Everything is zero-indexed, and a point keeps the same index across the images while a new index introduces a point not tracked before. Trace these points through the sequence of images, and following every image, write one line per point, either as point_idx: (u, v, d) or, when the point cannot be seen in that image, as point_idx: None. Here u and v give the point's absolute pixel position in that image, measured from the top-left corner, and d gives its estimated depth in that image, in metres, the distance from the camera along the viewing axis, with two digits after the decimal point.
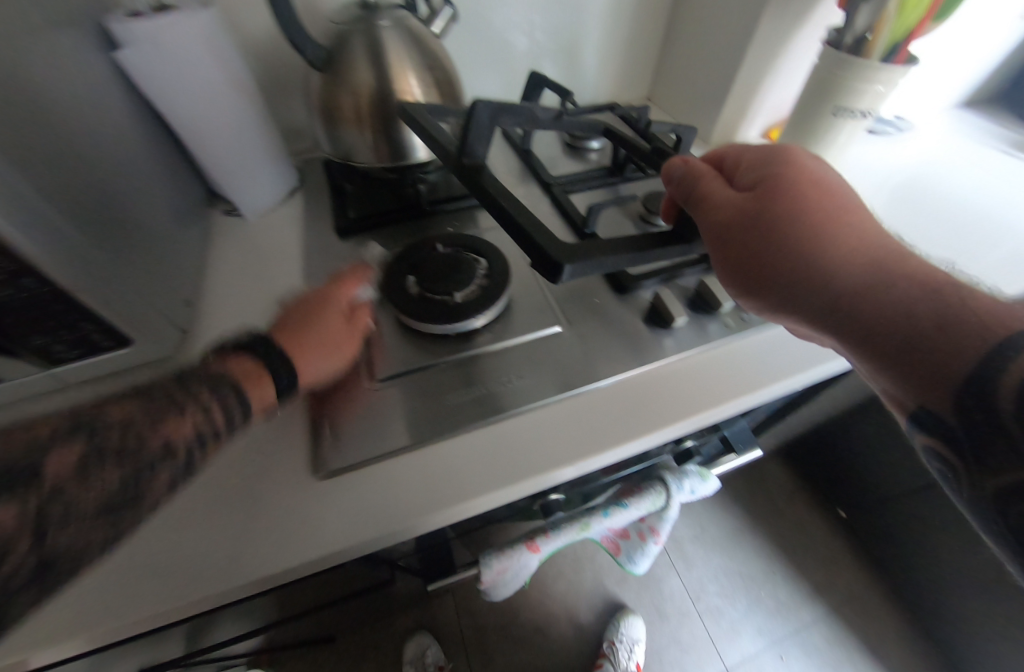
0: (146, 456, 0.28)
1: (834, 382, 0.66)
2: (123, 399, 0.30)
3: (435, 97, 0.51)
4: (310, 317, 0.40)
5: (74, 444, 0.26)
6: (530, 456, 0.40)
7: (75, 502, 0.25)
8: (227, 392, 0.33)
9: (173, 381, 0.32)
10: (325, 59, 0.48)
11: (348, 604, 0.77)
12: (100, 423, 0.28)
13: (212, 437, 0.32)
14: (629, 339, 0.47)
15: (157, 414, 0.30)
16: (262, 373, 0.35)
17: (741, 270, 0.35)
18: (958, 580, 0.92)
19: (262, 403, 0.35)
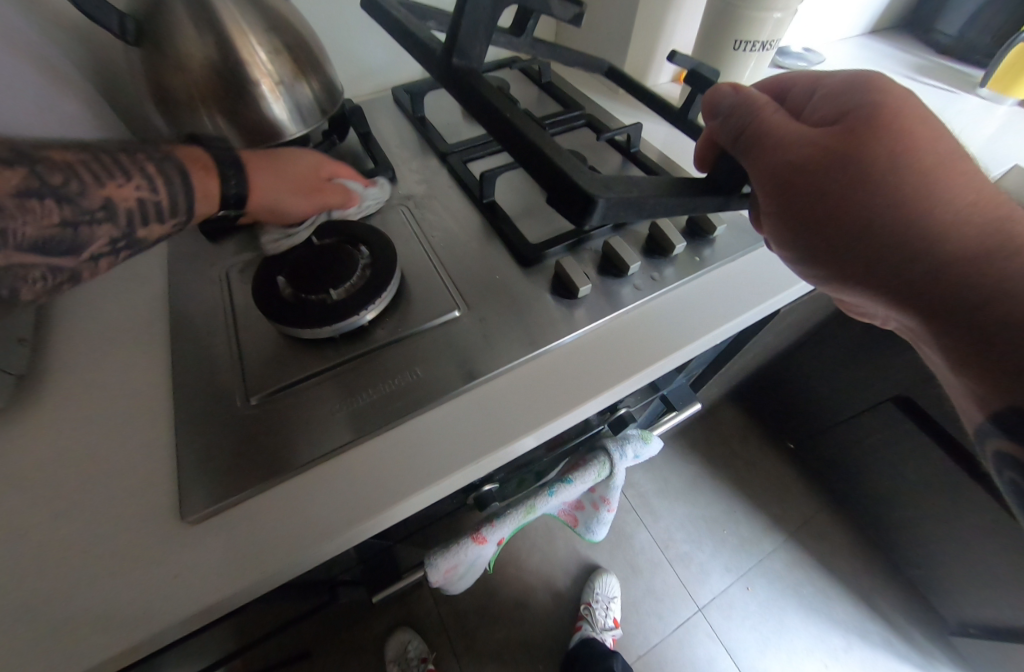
0: (86, 207, 0.31)
1: (762, 328, 0.66)
2: (65, 149, 0.32)
3: (287, 65, 0.44)
4: (285, 165, 0.45)
5: (17, 171, 0.28)
6: (454, 455, 0.37)
7: (16, 228, 0.28)
8: (173, 173, 0.36)
9: (119, 148, 0.34)
10: (141, 30, 0.40)
11: (309, 621, 0.74)
12: (41, 161, 0.30)
13: (153, 213, 0.35)
14: (536, 315, 0.44)
15: (99, 174, 0.32)
16: (209, 165, 0.39)
17: (815, 226, 0.33)
18: (898, 492, 0.98)
19: (204, 191, 0.38)
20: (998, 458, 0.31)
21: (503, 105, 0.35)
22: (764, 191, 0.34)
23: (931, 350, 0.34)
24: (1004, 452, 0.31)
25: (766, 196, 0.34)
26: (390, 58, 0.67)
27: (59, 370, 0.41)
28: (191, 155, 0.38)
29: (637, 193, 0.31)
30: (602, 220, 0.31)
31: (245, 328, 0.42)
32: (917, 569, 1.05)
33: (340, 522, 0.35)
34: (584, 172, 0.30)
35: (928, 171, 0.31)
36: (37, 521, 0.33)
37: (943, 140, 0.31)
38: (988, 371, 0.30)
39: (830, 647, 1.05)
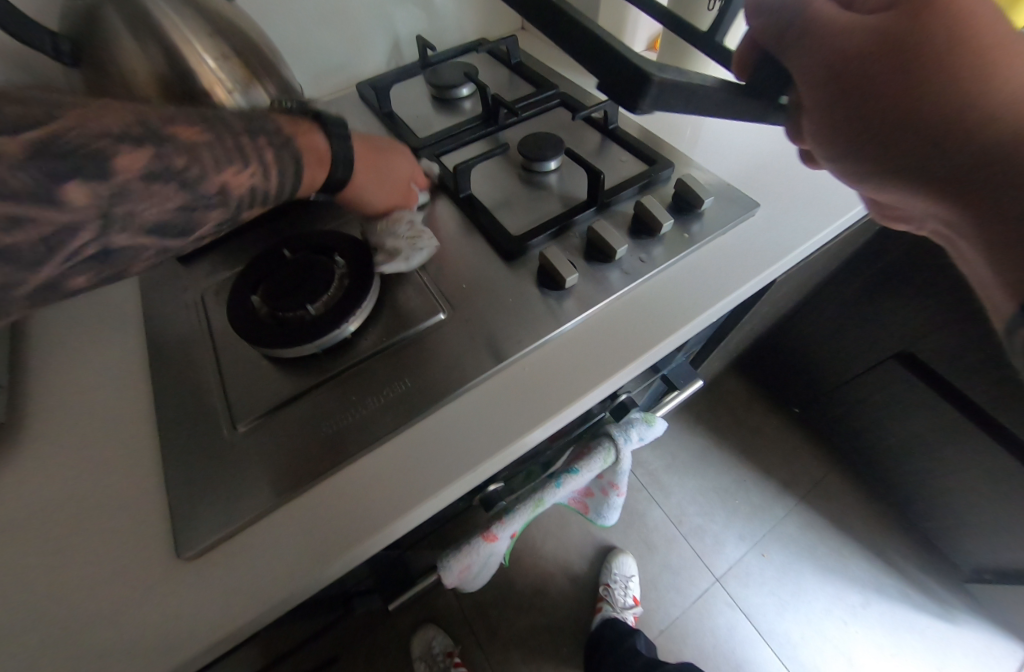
0: (201, 192, 0.28)
1: (758, 299, 0.64)
2: (193, 123, 0.28)
3: (237, 67, 0.42)
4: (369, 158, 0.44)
5: (141, 148, 0.25)
6: (459, 458, 0.37)
7: (136, 210, 0.26)
8: (287, 163, 0.34)
9: (244, 128, 0.31)
10: (78, 49, 0.38)
11: (330, 631, 0.75)
12: (171, 141, 0.26)
13: (259, 198, 0.32)
14: (522, 311, 0.42)
15: (219, 158, 0.29)
16: (327, 160, 0.37)
17: (853, 127, 0.31)
18: (907, 448, 0.97)
19: (308, 187, 0.37)
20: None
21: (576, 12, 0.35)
22: (809, 88, 0.31)
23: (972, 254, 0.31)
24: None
25: (809, 90, 0.31)
26: (350, 52, 0.64)
27: (40, 417, 0.40)
28: (306, 137, 0.36)
29: (687, 77, 0.32)
30: (658, 96, 0.32)
31: (225, 354, 0.40)
32: (929, 521, 1.06)
33: (348, 529, 0.34)
34: (637, 55, 0.31)
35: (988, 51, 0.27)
36: (29, 571, 0.32)
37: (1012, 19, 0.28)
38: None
39: (848, 605, 1.06)
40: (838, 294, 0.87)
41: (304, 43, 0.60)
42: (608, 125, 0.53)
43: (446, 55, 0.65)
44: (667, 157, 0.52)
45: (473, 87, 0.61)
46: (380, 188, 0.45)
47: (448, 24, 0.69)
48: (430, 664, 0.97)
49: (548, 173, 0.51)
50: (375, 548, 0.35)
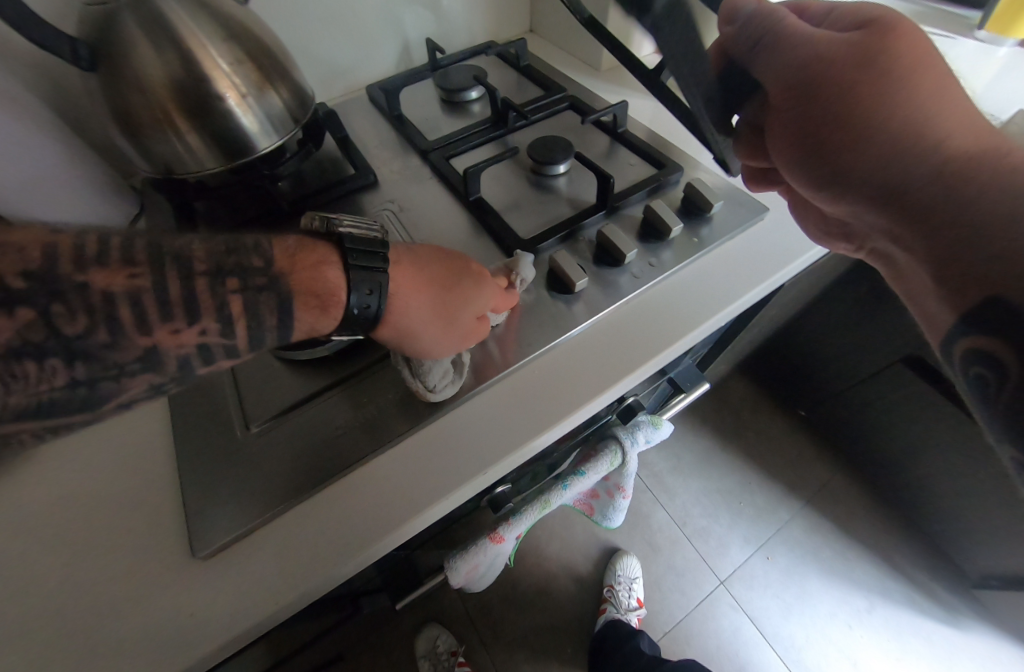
0: (112, 360, 0.25)
1: (765, 302, 0.64)
2: (134, 270, 0.24)
3: (250, 70, 0.42)
4: (422, 291, 0.35)
5: (19, 316, 0.21)
6: (471, 458, 0.37)
7: (8, 390, 0.22)
8: (264, 311, 0.28)
9: (208, 266, 0.26)
10: (95, 54, 0.39)
11: (337, 629, 0.76)
12: (81, 294, 0.23)
13: (214, 355, 0.28)
14: (532, 315, 0.42)
15: (149, 315, 0.25)
16: (332, 306, 0.30)
17: (813, 126, 0.33)
18: (914, 452, 0.97)
19: (304, 332, 0.30)
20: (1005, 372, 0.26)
21: None
22: (780, 87, 0.34)
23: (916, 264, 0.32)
24: (971, 350, 0.28)
25: (780, 89, 0.34)
26: (360, 55, 0.65)
27: None
28: (309, 274, 0.29)
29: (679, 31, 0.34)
30: None
31: (238, 355, 0.41)
32: (935, 525, 1.05)
33: (363, 528, 0.35)
34: None
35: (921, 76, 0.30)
36: (48, 569, 0.33)
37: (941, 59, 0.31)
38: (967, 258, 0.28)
39: (853, 609, 1.06)
40: (846, 297, 0.86)
41: (314, 45, 0.61)
42: (618, 128, 0.54)
43: (456, 57, 0.65)
44: (676, 161, 0.52)
45: (482, 90, 0.62)
46: (431, 324, 0.35)
47: (457, 26, 0.69)
48: (435, 663, 0.97)
49: (557, 176, 0.52)
50: (384, 549, 0.36)
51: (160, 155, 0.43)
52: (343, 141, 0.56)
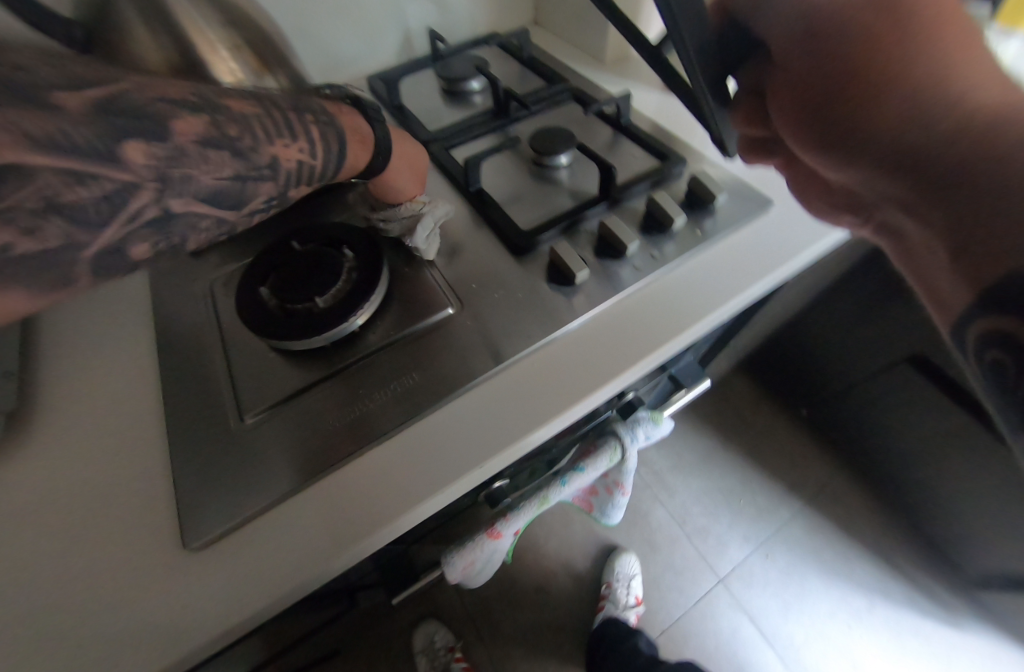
0: (259, 163, 0.28)
1: (768, 299, 0.64)
2: (244, 98, 0.29)
3: (248, 56, 0.42)
4: (405, 147, 0.44)
5: (198, 116, 0.25)
6: (465, 453, 0.36)
7: (191, 174, 0.25)
8: (331, 138, 0.34)
9: (289, 103, 0.31)
10: (91, 37, 0.38)
11: (333, 624, 0.75)
12: (224, 110, 0.27)
13: (308, 177, 0.32)
14: (532, 307, 0.42)
15: (268, 127, 0.29)
16: (366, 140, 0.37)
17: (817, 82, 0.29)
18: (916, 452, 0.96)
19: (351, 165, 0.36)
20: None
21: None
22: (783, 40, 0.30)
23: (929, 245, 0.28)
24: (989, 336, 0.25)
25: (783, 44, 0.30)
26: (361, 45, 0.64)
27: (50, 405, 0.40)
28: (348, 119, 0.36)
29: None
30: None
31: (233, 345, 0.40)
32: (937, 526, 1.05)
33: (353, 524, 0.34)
34: None
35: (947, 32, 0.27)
36: (39, 558, 0.32)
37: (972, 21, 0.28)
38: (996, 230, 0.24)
39: (853, 609, 1.05)
40: (851, 295, 0.86)
41: (315, 34, 0.60)
42: (620, 120, 0.53)
43: (457, 48, 0.64)
44: (680, 153, 0.51)
45: (484, 81, 0.61)
46: (410, 176, 0.44)
47: (460, 17, 0.69)
48: (432, 659, 0.97)
49: (559, 167, 0.51)
50: (377, 545, 0.35)
51: None
52: None
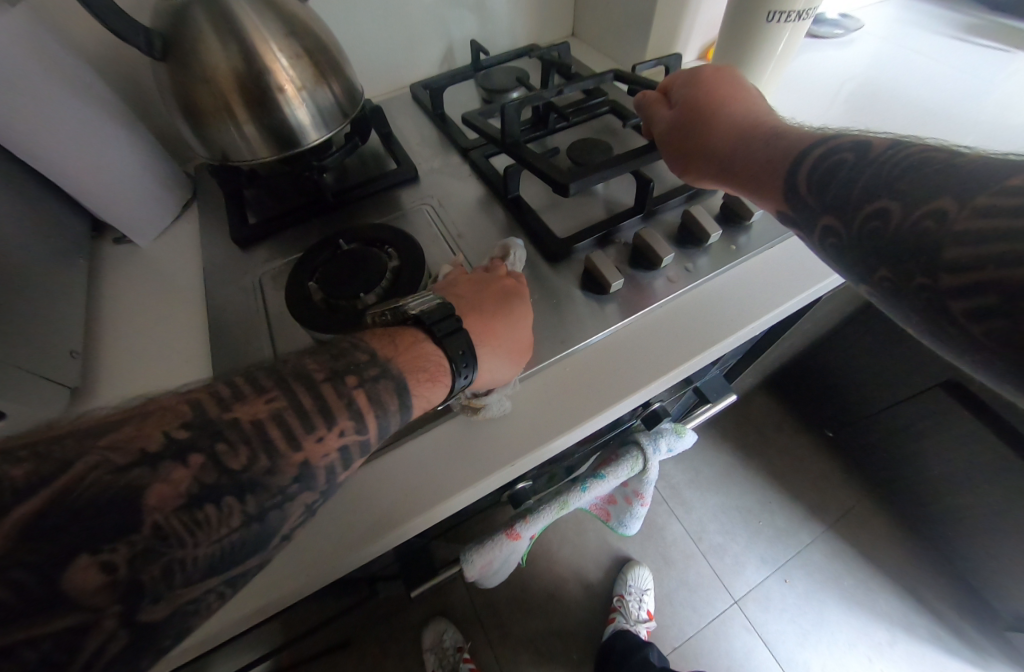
0: (267, 488, 0.25)
1: (798, 316, 0.63)
2: (271, 391, 0.27)
3: (306, 65, 0.44)
4: (500, 336, 0.37)
5: (187, 467, 0.24)
6: (499, 450, 0.38)
7: (184, 558, 0.23)
8: (384, 397, 0.30)
9: (328, 371, 0.29)
10: (167, 45, 0.41)
11: (349, 613, 0.77)
12: (227, 431, 0.25)
13: (356, 456, 0.29)
14: (567, 314, 0.43)
15: (294, 427, 0.27)
16: (440, 374, 0.33)
17: (672, 154, 0.44)
18: (948, 483, 0.93)
19: (422, 410, 0.32)
20: (821, 233, 0.31)
21: (537, 162, 0.44)
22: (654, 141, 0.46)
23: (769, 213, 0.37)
24: (830, 226, 0.30)
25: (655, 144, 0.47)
26: (406, 52, 0.67)
27: (110, 379, 0.43)
28: (410, 356, 0.32)
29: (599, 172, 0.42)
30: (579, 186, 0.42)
31: (279, 337, 0.42)
32: (968, 561, 1.01)
33: (393, 509, 0.35)
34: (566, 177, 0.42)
35: (722, 99, 0.41)
36: None
37: (739, 77, 0.44)
38: (756, 189, 0.36)
39: (874, 642, 1.02)
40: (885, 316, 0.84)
41: (363, 44, 0.63)
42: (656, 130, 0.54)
43: (499, 59, 0.66)
44: None
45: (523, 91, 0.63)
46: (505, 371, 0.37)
47: (501, 29, 0.71)
48: (440, 658, 0.98)
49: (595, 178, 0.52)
50: (408, 534, 0.36)
51: (218, 142, 0.45)
52: (387, 136, 0.58)
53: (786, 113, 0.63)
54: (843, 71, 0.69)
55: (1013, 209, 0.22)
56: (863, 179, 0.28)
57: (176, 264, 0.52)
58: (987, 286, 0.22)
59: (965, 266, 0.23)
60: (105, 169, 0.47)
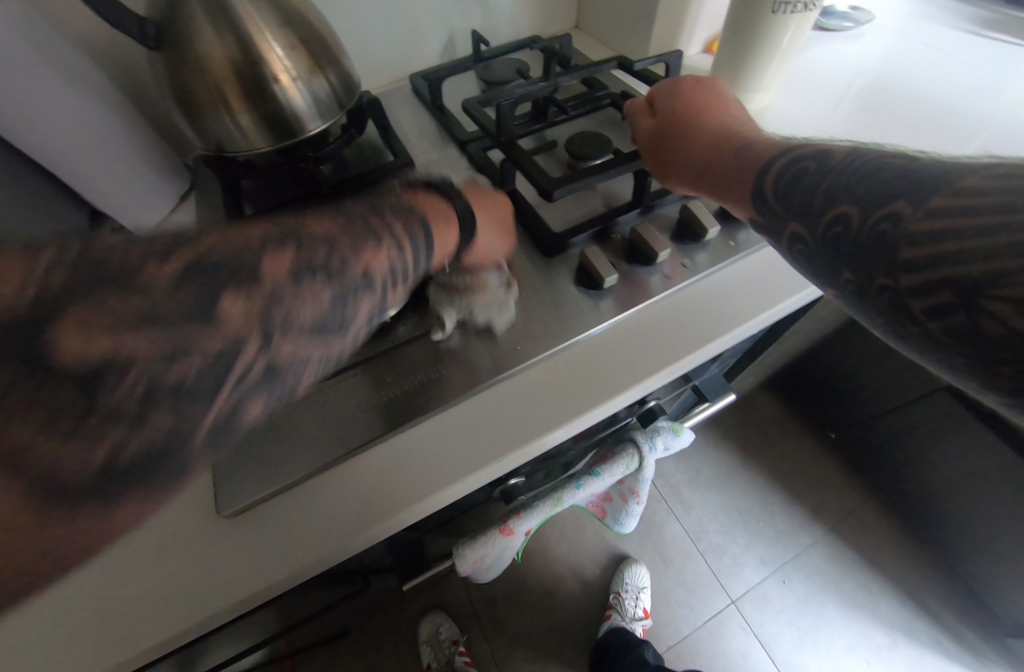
0: (347, 280, 0.27)
1: (800, 316, 0.62)
2: (329, 218, 0.28)
3: (302, 55, 0.44)
4: (492, 210, 0.39)
5: (284, 250, 0.25)
6: (488, 445, 0.37)
7: (291, 315, 0.24)
8: (420, 229, 0.32)
9: (361, 205, 0.31)
10: (161, 33, 0.41)
11: (344, 605, 0.78)
12: (304, 236, 0.26)
13: (400, 279, 0.30)
14: (561, 309, 0.42)
15: (356, 242, 0.28)
16: (451, 219, 0.34)
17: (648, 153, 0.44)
18: (951, 487, 0.92)
19: (440, 255, 0.34)
20: (789, 241, 0.32)
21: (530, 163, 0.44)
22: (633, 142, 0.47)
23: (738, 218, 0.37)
24: (797, 234, 0.31)
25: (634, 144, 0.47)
26: (406, 43, 0.66)
27: None
28: (428, 203, 0.34)
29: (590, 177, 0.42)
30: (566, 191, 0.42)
31: None
32: (970, 566, 1.00)
33: (381, 502, 0.35)
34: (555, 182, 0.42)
35: (700, 108, 0.42)
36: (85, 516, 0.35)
37: (721, 83, 0.44)
38: (729, 192, 0.37)
39: (873, 645, 1.01)
40: None
41: (363, 35, 0.62)
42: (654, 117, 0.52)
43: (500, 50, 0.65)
44: None
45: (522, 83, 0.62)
46: (498, 244, 0.39)
47: (503, 20, 0.70)
48: (436, 651, 0.98)
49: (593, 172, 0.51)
50: (394, 528, 0.36)
51: (213, 132, 0.45)
52: (385, 128, 0.57)
53: (793, 109, 0.62)
54: (853, 65, 0.68)
55: (961, 209, 0.23)
56: (832, 181, 0.29)
57: None
58: (942, 282, 0.23)
59: (922, 265, 0.24)
60: (105, 159, 0.47)
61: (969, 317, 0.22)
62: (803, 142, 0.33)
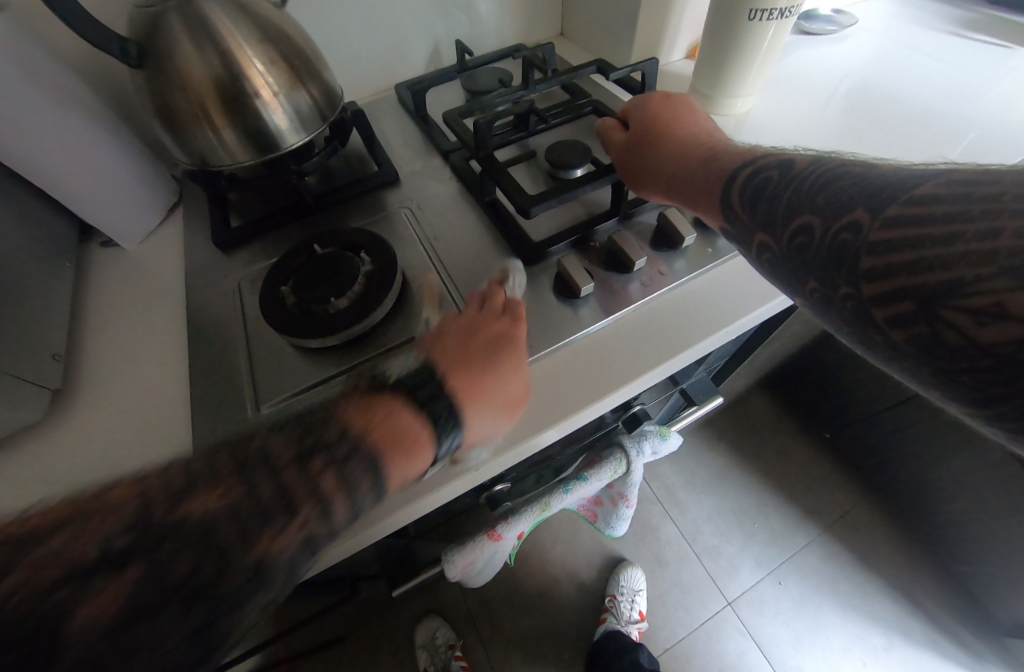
0: (266, 540, 0.24)
1: (785, 319, 0.62)
2: (273, 446, 0.27)
3: (283, 70, 0.44)
4: (475, 391, 0.33)
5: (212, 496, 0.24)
6: (467, 453, 0.38)
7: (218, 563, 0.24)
8: (363, 474, 0.27)
9: (296, 450, 0.27)
10: (142, 52, 0.42)
11: (337, 610, 0.78)
12: (242, 471, 0.25)
13: (352, 506, 0.27)
14: (540, 318, 0.43)
15: (299, 487, 0.26)
16: (422, 438, 0.30)
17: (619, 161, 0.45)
18: (946, 486, 0.92)
19: (400, 484, 0.29)
20: (758, 249, 0.32)
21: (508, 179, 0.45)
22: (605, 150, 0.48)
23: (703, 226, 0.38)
24: (764, 243, 0.31)
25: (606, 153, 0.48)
26: (391, 54, 0.67)
27: (91, 380, 0.44)
28: (385, 431, 0.29)
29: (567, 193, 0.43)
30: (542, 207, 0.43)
31: (254, 339, 0.43)
32: (965, 566, 1.00)
33: (360, 511, 0.36)
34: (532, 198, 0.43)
35: (671, 121, 0.44)
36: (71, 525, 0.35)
37: (691, 100, 0.46)
38: (696, 200, 0.38)
39: (869, 646, 1.01)
40: None
41: (348, 47, 0.63)
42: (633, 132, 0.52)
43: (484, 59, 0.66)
44: None
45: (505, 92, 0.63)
46: (488, 417, 0.34)
47: (487, 29, 0.70)
48: (432, 656, 0.98)
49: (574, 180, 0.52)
50: (374, 537, 0.36)
51: (197, 146, 0.45)
52: (370, 138, 0.58)
53: (777, 113, 0.63)
54: (838, 68, 0.68)
55: (919, 217, 0.23)
56: (798, 191, 0.29)
57: (159, 267, 0.52)
58: (902, 291, 0.24)
59: (881, 275, 0.24)
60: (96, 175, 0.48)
61: (930, 325, 0.23)
62: (768, 151, 0.34)
